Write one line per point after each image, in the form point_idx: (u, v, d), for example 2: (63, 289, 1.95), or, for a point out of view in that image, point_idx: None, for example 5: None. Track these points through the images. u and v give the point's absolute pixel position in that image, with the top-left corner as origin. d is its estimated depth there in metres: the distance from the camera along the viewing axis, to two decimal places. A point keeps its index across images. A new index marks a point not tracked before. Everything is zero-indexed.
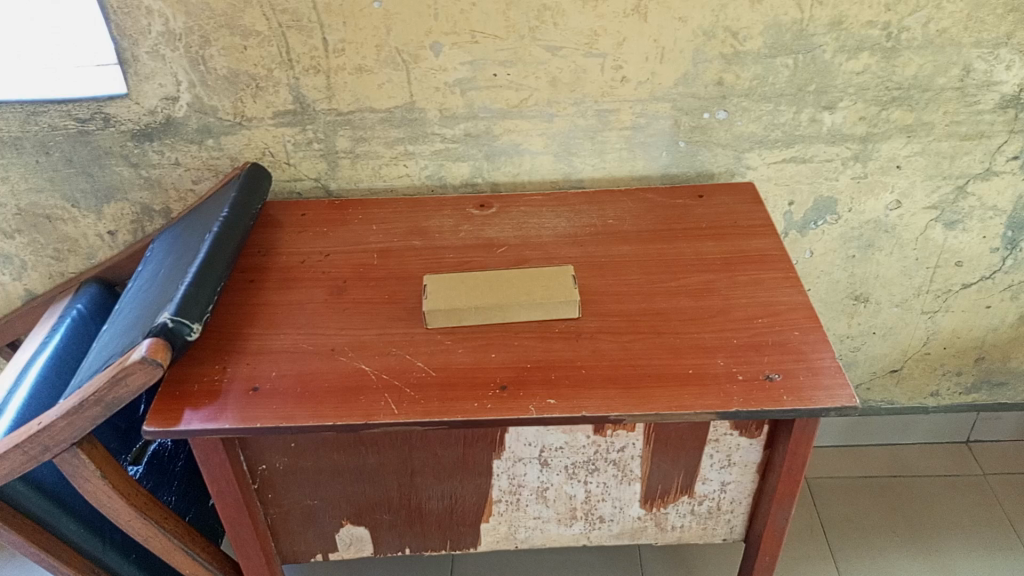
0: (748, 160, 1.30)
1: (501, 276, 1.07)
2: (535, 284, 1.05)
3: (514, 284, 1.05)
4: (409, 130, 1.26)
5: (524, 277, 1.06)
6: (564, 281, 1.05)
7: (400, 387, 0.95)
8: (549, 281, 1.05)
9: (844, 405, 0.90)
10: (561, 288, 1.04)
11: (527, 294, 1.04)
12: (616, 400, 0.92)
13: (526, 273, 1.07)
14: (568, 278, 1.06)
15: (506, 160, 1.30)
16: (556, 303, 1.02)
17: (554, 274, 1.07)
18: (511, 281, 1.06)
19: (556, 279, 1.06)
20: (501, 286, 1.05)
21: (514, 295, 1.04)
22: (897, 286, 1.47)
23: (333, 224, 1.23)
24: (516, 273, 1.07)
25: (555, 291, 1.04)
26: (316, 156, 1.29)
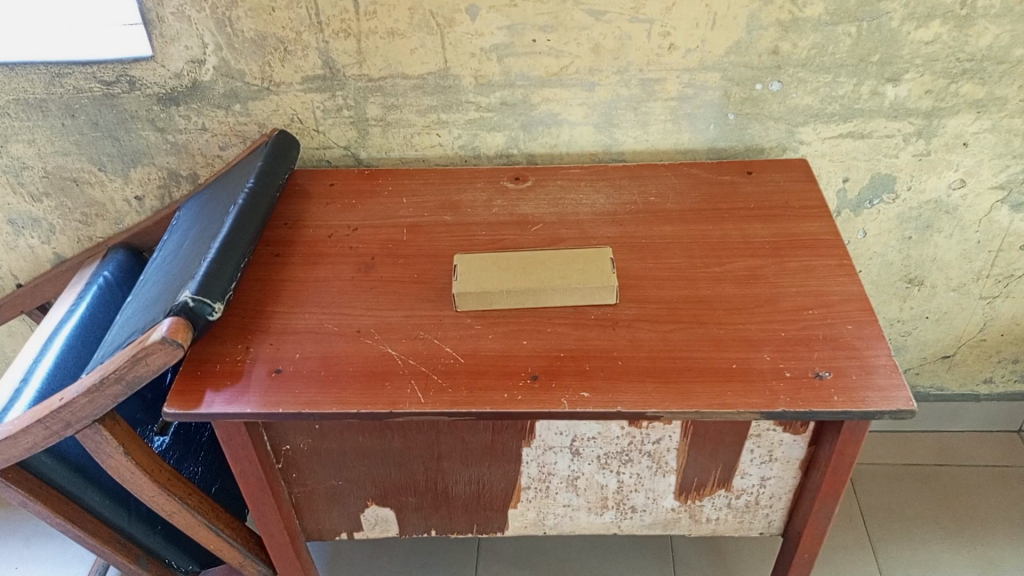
0: (802, 135, 1.22)
1: (536, 257, 1.02)
2: (571, 267, 1.00)
3: (550, 267, 1.00)
4: (442, 97, 1.20)
5: (561, 259, 1.01)
6: (603, 264, 1.00)
7: (427, 374, 0.91)
8: (586, 265, 1.00)
9: (899, 408, 0.85)
10: (600, 272, 0.99)
11: (563, 277, 0.98)
12: (654, 396, 0.87)
13: (563, 254, 1.02)
14: (608, 261, 1.00)
15: (544, 131, 1.23)
16: (594, 288, 0.97)
17: (593, 256, 1.01)
18: (547, 263, 1.01)
19: (595, 263, 1.00)
20: (536, 269, 1.00)
21: (549, 278, 0.99)
22: (956, 270, 1.39)
23: (362, 195, 1.18)
24: (552, 254, 1.02)
25: (592, 276, 0.98)
26: (346, 123, 1.24)
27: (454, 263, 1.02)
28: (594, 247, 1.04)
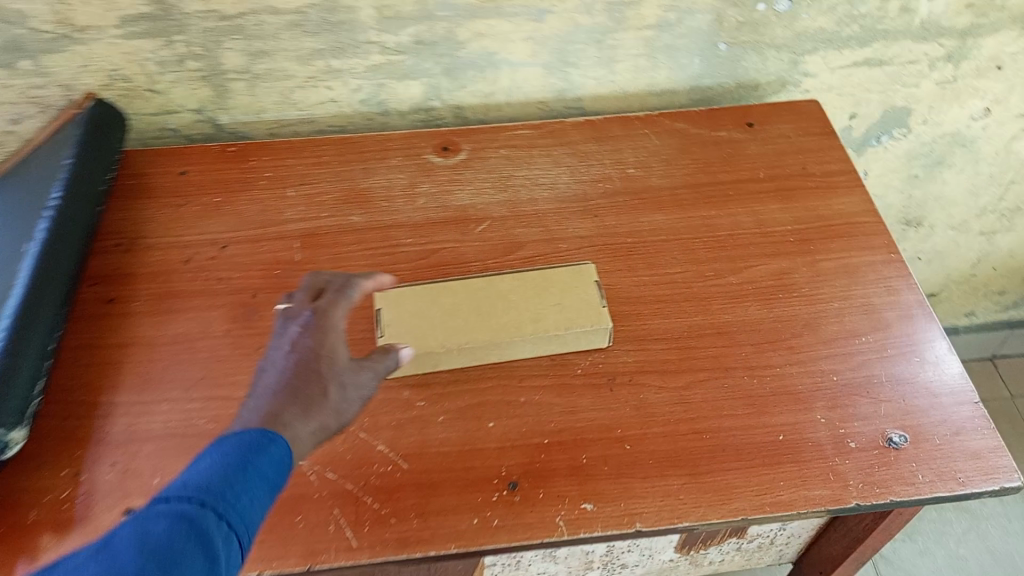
0: (808, 65, 0.95)
1: (492, 288, 0.73)
2: (544, 302, 0.72)
3: (514, 305, 0.72)
4: (331, 38, 0.85)
5: (527, 290, 0.73)
6: (588, 294, 0.73)
7: (357, 496, 0.63)
8: (565, 297, 0.73)
9: (1003, 486, 0.64)
10: (585, 307, 0.71)
11: (535, 320, 0.71)
12: (682, 498, 0.63)
13: (529, 282, 0.74)
14: (593, 288, 0.73)
15: (475, 76, 0.91)
16: (581, 332, 0.70)
17: (571, 282, 0.74)
18: (509, 298, 0.72)
19: (575, 294, 0.73)
20: (495, 308, 0.72)
21: (514, 321, 0.71)
22: (959, 207, 1.18)
23: (229, 189, 0.84)
24: (514, 283, 0.74)
25: (575, 313, 0.71)
26: (195, 79, 0.87)
27: (375, 305, 0.71)
28: (567, 265, 0.77)
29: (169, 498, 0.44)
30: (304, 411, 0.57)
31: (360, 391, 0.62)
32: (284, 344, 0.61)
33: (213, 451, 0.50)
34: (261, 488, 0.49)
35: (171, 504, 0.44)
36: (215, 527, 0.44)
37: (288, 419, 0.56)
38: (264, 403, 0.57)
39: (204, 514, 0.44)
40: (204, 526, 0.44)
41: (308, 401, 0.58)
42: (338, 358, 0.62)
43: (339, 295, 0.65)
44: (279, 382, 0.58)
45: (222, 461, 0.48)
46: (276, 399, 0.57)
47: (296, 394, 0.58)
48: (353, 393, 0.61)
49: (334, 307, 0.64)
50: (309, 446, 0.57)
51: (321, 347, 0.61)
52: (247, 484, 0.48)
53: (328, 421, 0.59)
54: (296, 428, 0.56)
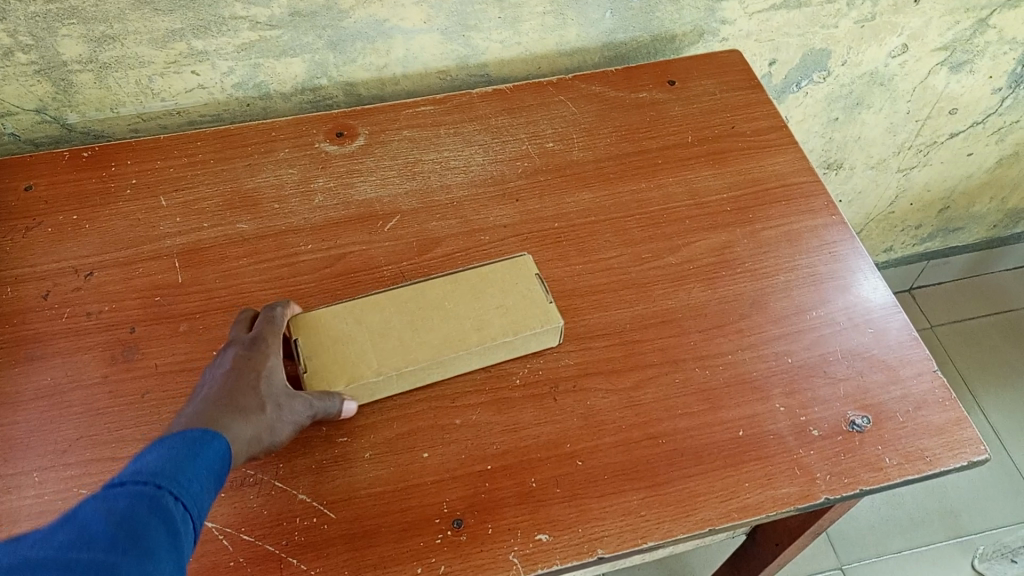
0: (725, 12, 0.88)
1: (423, 295, 0.64)
2: (484, 306, 0.64)
3: (451, 314, 0.64)
4: (190, 15, 0.72)
5: (463, 294, 0.65)
6: (531, 290, 0.65)
7: (279, 558, 0.54)
8: (507, 297, 0.65)
9: (969, 460, 0.61)
10: (531, 306, 0.64)
11: (478, 329, 0.63)
12: (646, 515, 0.57)
13: (463, 283, 0.65)
14: (535, 283, 0.66)
15: (365, 48, 0.80)
16: (532, 336, 0.63)
17: (511, 277, 0.66)
18: (445, 306, 0.64)
19: (518, 291, 0.65)
20: (432, 321, 0.63)
21: (457, 333, 0.62)
22: (877, 146, 1.16)
23: (88, 202, 0.71)
24: (447, 287, 0.65)
25: (521, 315, 0.63)
26: (29, 73, 0.73)
27: (290, 334, 0.61)
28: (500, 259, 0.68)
29: (124, 481, 0.44)
30: (240, 418, 0.53)
31: (302, 415, 0.56)
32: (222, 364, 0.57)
33: (157, 445, 0.48)
34: (208, 478, 0.48)
35: (128, 486, 0.44)
36: (171, 506, 0.44)
37: (226, 424, 0.52)
38: (198, 411, 0.53)
39: (159, 495, 0.44)
40: (162, 505, 0.44)
41: (245, 408, 0.53)
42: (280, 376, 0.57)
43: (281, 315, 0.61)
44: (216, 391, 0.54)
45: (170, 452, 0.48)
46: (211, 406, 0.53)
47: (233, 401, 0.53)
48: (295, 411, 0.56)
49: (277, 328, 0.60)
50: (245, 456, 0.53)
51: (262, 363, 0.56)
52: (196, 471, 0.47)
53: (266, 436, 0.54)
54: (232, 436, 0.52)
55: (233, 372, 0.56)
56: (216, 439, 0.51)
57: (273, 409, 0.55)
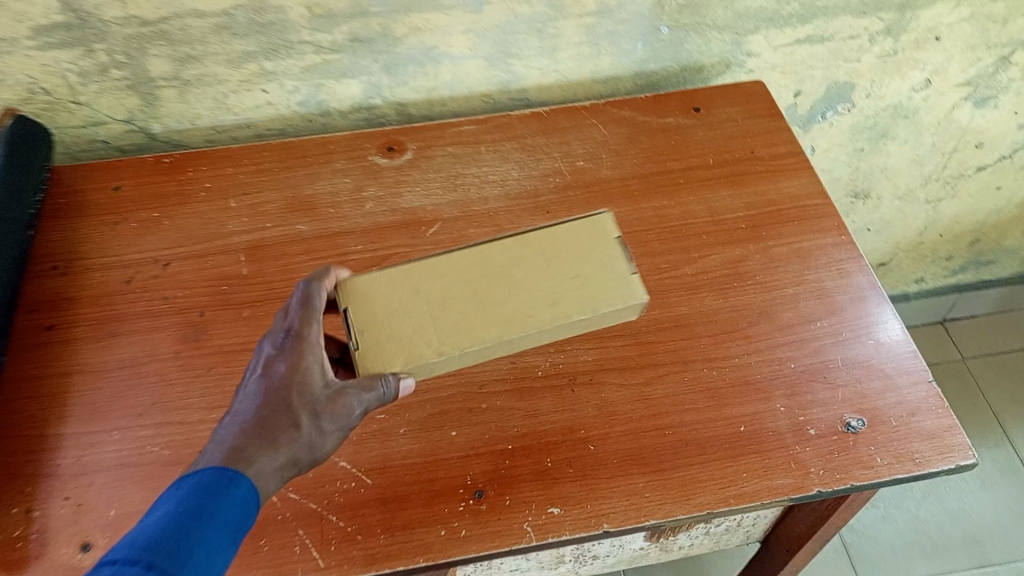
0: (750, 45, 0.94)
1: (487, 261, 0.60)
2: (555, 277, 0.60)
3: (518, 282, 0.59)
4: (262, 39, 0.81)
5: (531, 259, 0.60)
6: (610, 258, 0.60)
7: (321, 514, 0.62)
8: (583, 265, 0.60)
9: (958, 464, 0.65)
10: (610, 276, 0.60)
11: (550, 301, 0.58)
12: (649, 497, 0.63)
13: (533, 246, 0.61)
14: (617, 249, 0.61)
15: (416, 71, 0.89)
16: (612, 310, 0.59)
17: (586, 239, 0.61)
18: (512, 274, 0.59)
19: (596, 259, 0.60)
20: (497, 290, 0.59)
21: (525, 305, 0.58)
22: (904, 177, 1.20)
23: (166, 201, 0.81)
24: (514, 250, 0.60)
25: (598, 286, 0.59)
26: (121, 88, 0.83)
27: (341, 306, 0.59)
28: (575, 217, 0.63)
29: (114, 560, 0.41)
30: (269, 447, 0.51)
31: (343, 415, 0.54)
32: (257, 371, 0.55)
33: (169, 497, 0.46)
34: (216, 540, 0.45)
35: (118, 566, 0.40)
36: None
37: (261, 459, 0.51)
38: (227, 437, 0.51)
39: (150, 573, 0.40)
40: None
41: (274, 434, 0.52)
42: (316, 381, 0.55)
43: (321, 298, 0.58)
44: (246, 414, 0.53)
45: (174, 513, 0.44)
46: (240, 434, 0.52)
47: (265, 426, 0.52)
48: (334, 418, 0.54)
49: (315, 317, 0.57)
50: (287, 475, 0.53)
51: (296, 369, 0.54)
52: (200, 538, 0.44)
53: (306, 452, 0.53)
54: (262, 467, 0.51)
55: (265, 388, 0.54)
56: (241, 480, 0.49)
57: (307, 423, 0.53)
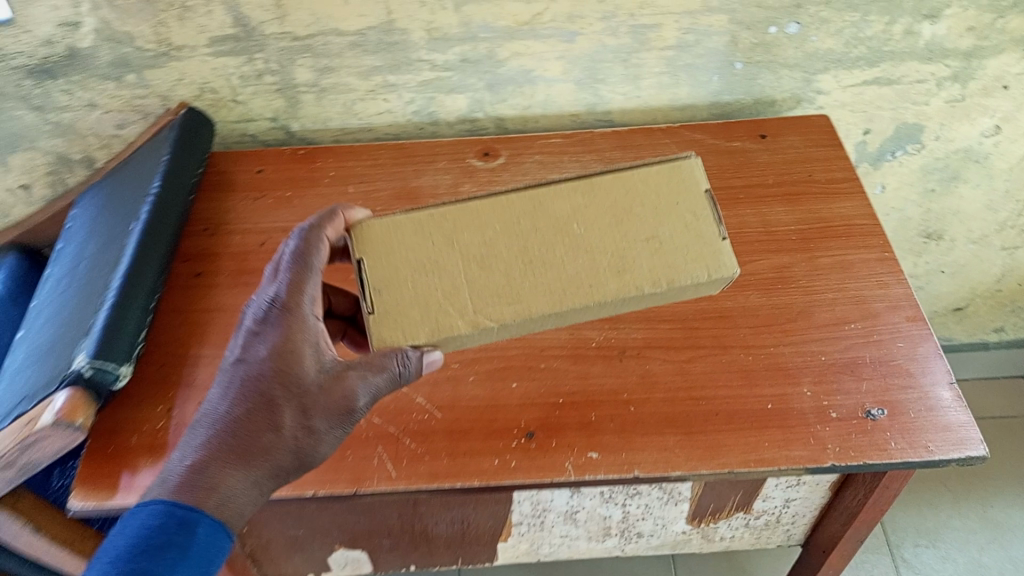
0: (820, 83, 1.03)
1: (546, 215, 0.62)
2: (620, 242, 0.61)
3: (582, 245, 0.61)
4: (387, 56, 0.97)
5: (595, 218, 0.62)
6: (698, 220, 0.62)
7: (397, 437, 0.74)
8: (661, 227, 0.62)
9: (970, 454, 0.71)
10: (690, 250, 0.61)
11: (615, 271, 0.60)
12: (677, 453, 0.72)
13: (600, 204, 0.62)
14: (706, 204, 0.63)
15: (514, 90, 1.02)
16: (688, 287, 0.61)
17: (668, 192, 0.63)
18: (570, 234, 0.61)
19: (677, 223, 0.62)
20: (545, 251, 0.61)
21: (568, 272, 0.60)
22: (978, 222, 1.24)
23: (297, 184, 0.97)
24: (577, 205, 0.62)
25: (676, 260, 0.61)
26: (271, 91, 1.01)
27: (352, 256, 0.60)
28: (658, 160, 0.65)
29: None
30: (245, 460, 0.56)
31: (339, 404, 0.59)
32: (242, 355, 0.60)
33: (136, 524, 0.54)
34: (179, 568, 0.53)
35: None
36: None
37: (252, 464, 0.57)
38: (206, 440, 0.57)
39: None
40: None
41: (264, 436, 0.57)
42: (303, 374, 0.59)
43: (310, 272, 0.61)
44: (226, 414, 0.58)
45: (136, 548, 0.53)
46: (218, 438, 0.57)
47: (254, 429, 0.57)
48: (327, 409, 0.59)
49: (304, 296, 0.61)
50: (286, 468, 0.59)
51: (281, 362, 0.58)
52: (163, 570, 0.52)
53: (300, 445, 0.59)
54: (235, 485, 0.56)
55: (249, 380, 0.58)
56: (206, 509, 0.55)
57: (301, 415, 0.58)
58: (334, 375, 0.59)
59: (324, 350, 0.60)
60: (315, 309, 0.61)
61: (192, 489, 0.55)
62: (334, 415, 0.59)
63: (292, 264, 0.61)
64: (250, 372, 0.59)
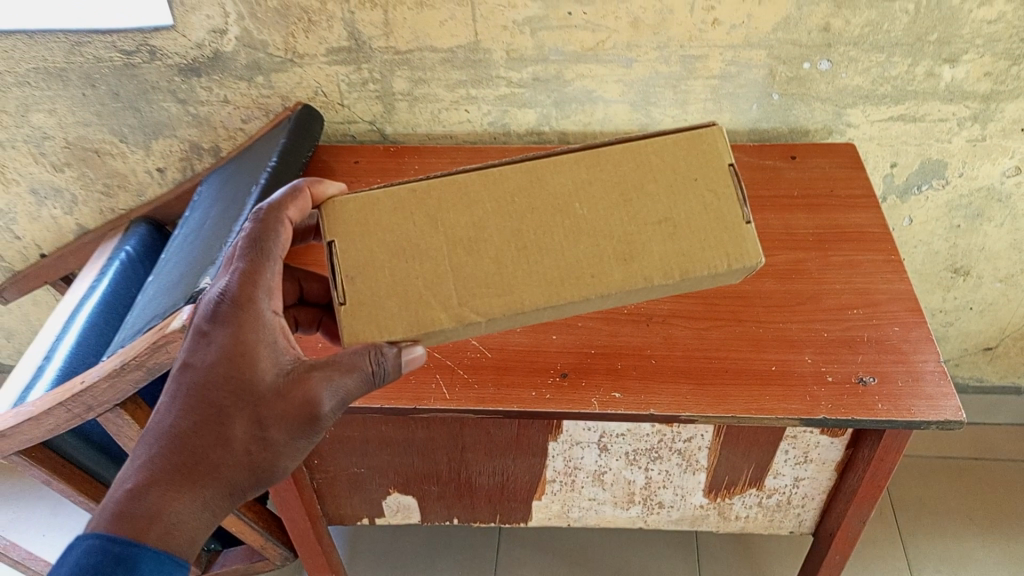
0: (849, 117, 1.16)
1: (549, 199, 0.64)
2: (627, 227, 0.64)
3: (585, 232, 0.64)
4: (471, 72, 1.15)
5: (600, 202, 0.64)
6: (718, 200, 0.64)
7: (453, 368, 0.88)
8: (671, 210, 0.64)
9: (948, 419, 0.80)
10: (707, 235, 0.63)
11: (621, 260, 0.63)
12: (688, 398, 0.84)
13: (605, 186, 0.65)
14: (727, 180, 0.64)
15: (577, 108, 1.18)
16: (705, 276, 0.63)
17: (684, 167, 0.65)
18: (569, 218, 0.64)
19: (690, 205, 0.64)
20: (540, 236, 0.64)
21: (559, 263, 0.63)
22: (1004, 260, 1.33)
23: (387, 173, 1.15)
24: (580, 187, 0.65)
25: (690, 248, 0.63)
26: (372, 97, 1.19)
27: (324, 238, 0.65)
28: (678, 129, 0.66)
29: None
30: (195, 482, 0.57)
31: (296, 409, 0.61)
32: (191, 358, 0.61)
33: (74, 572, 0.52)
34: None
35: None
36: None
37: (193, 480, 0.57)
38: (149, 460, 0.57)
39: None
40: None
41: (210, 449, 0.58)
42: (261, 379, 0.61)
43: (265, 265, 0.64)
44: (173, 428, 0.58)
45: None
46: (166, 457, 0.58)
47: (199, 442, 0.58)
48: (282, 417, 0.60)
49: (260, 291, 0.63)
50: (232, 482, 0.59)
51: (236, 368, 0.60)
52: None
53: (247, 455, 0.60)
54: (182, 509, 0.57)
55: (199, 388, 0.60)
56: (147, 543, 0.54)
57: (255, 422, 0.60)
58: (293, 379, 0.61)
59: (282, 354, 0.63)
60: (271, 304, 0.63)
61: (133, 520, 0.55)
62: (295, 423, 0.61)
63: (249, 261, 0.64)
64: (201, 378, 0.60)
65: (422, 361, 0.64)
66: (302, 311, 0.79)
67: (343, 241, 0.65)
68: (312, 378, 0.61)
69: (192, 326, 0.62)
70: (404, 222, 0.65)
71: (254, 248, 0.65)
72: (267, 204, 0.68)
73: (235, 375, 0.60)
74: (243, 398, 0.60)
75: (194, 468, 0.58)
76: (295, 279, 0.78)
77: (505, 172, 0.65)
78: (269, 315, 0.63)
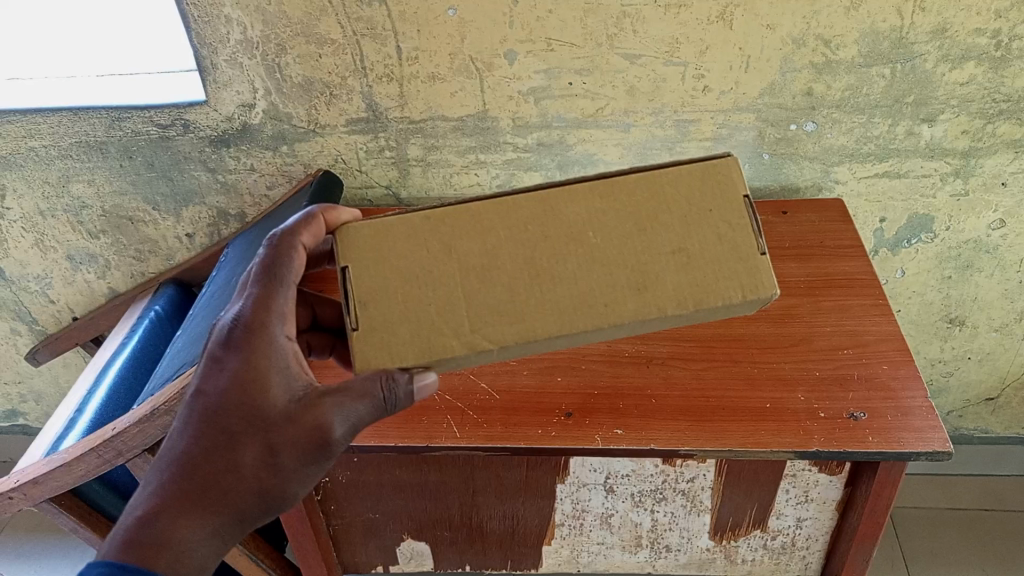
0: (837, 174, 1.23)
1: (564, 227, 0.68)
2: (641, 257, 0.68)
3: (598, 261, 0.68)
4: (481, 138, 1.24)
5: (613, 230, 0.68)
6: (733, 230, 0.68)
7: (463, 410, 0.93)
8: (686, 240, 0.68)
9: (935, 449, 0.84)
10: (721, 266, 0.68)
11: (634, 290, 0.67)
12: (687, 433, 0.88)
13: (619, 214, 0.69)
14: (741, 211, 0.69)
15: (579, 170, 1.26)
16: (719, 307, 0.67)
17: (698, 196, 0.69)
18: (583, 247, 0.68)
19: (704, 234, 0.68)
20: (555, 264, 0.68)
21: (574, 291, 0.67)
22: (997, 310, 1.37)
23: None
24: (596, 213, 0.69)
25: (703, 278, 0.67)
26: (388, 164, 1.28)
27: (339, 264, 0.68)
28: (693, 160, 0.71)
29: None
30: (204, 508, 0.62)
31: (306, 436, 0.64)
32: (206, 384, 0.65)
33: None
34: None
35: None
36: None
37: (203, 505, 0.62)
38: (162, 485, 0.62)
39: None
40: None
41: (221, 474, 0.63)
42: (272, 406, 0.65)
43: (278, 291, 0.68)
44: (185, 454, 0.63)
45: None
46: (177, 484, 0.62)
47: (210, 468, 0.63)
48: (290, 445, 0.64)
49: (271, 316, 0.67)
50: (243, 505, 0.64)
51: (248, 395, 0.64)
52: None
53: (258, 480, 0.64)
54: (192, 534, 0.62)
55: (210, 415, 0.64)
56: (158, 569, 0.59)
57: (265, 449, 0.64)
58: (305, 405, 0.65)
59: (295, 380, 0.66)
60: (283, 329, 0.67)
61: (143, 547, 0.59)
62: (305, 448, 0.64)
63: (262, 287, 0.68)
64: (214, 405, 0.65)
65: (435, 389, 0.67)
66: (314, 335, 0.84)
67: (357, 266, 0.68)
68: (323, 405, 0.65)
69: (207, 352, 0.66)
70: (418, 253, 0.68)
71: (267, 275, 0.68)
72: (282, 228, 0.71)
73: (247, 403, 0.64)
74: (254, 424, 0.64)
75: (204, 493, 0.62)
76: (308, 305, 0.85)
77: (518, 201, 0.69)
78: (282, 341, 0.67)
